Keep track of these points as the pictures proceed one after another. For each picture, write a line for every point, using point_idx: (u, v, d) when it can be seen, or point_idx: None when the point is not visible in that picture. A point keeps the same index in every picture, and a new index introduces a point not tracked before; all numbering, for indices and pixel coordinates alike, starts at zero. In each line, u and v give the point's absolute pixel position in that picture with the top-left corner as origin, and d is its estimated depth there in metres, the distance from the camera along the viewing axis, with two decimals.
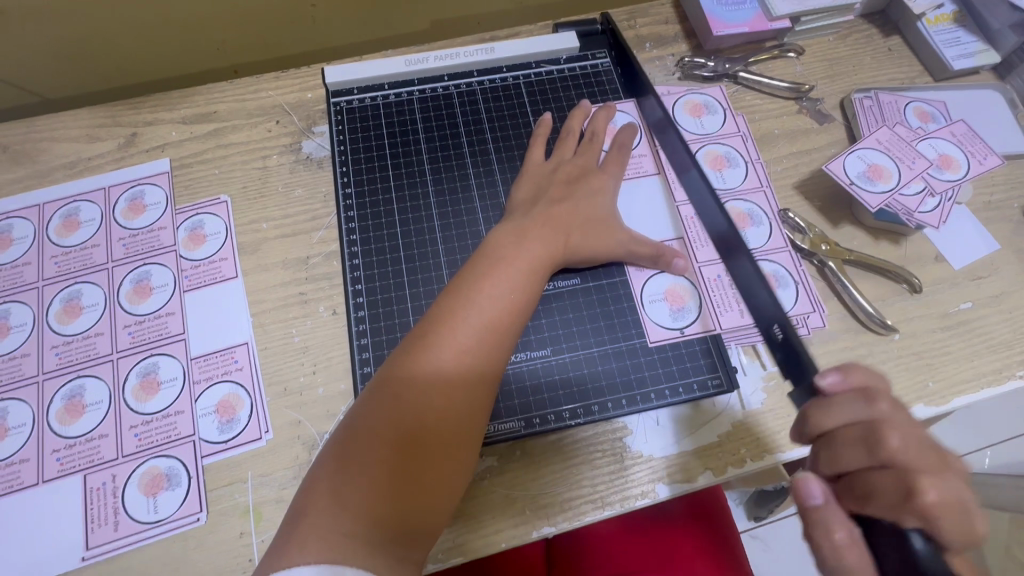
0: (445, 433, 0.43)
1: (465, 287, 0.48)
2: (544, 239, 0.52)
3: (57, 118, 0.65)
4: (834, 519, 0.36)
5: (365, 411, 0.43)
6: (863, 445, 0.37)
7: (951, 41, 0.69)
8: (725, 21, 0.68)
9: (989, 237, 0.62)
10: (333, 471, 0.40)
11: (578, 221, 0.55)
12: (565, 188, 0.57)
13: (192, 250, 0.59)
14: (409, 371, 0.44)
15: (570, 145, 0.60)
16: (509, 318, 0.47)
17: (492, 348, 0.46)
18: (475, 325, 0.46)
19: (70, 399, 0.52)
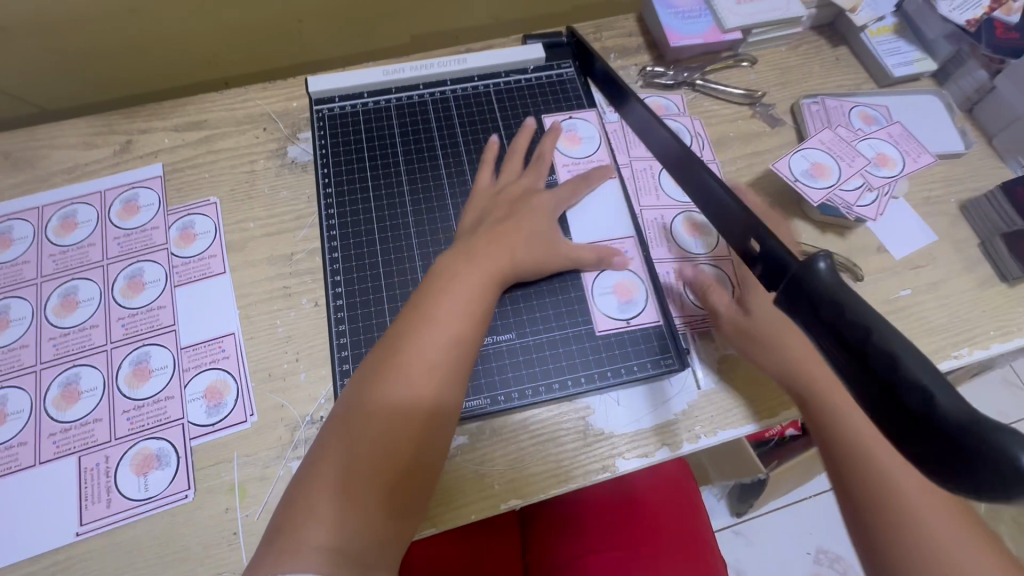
0: (420, 440, 0.46)
1: (426, 305, 0.50)
2: (492, 254, 0.54)
3: (57, 126, 0.69)
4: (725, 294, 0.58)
5: (340, 430, 0.45)
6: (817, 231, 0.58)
7: (891, 50, 0.75)
8: (682, 33, 0.74)
9: (928, 229, 0.66)
10: (315, 484, 0.43)
11: (523, 234, 0.57)
12: (507, 208, 0.59)
13: (183, 247, 0.63)
14: (377, 389, 0.46)
15: (513, 167, 0.64)
16: (469, 329, 0.50)
17: (457, 357, 0.49)
18: (438, 340, 0.48)
19: (66, 386, 0.55)
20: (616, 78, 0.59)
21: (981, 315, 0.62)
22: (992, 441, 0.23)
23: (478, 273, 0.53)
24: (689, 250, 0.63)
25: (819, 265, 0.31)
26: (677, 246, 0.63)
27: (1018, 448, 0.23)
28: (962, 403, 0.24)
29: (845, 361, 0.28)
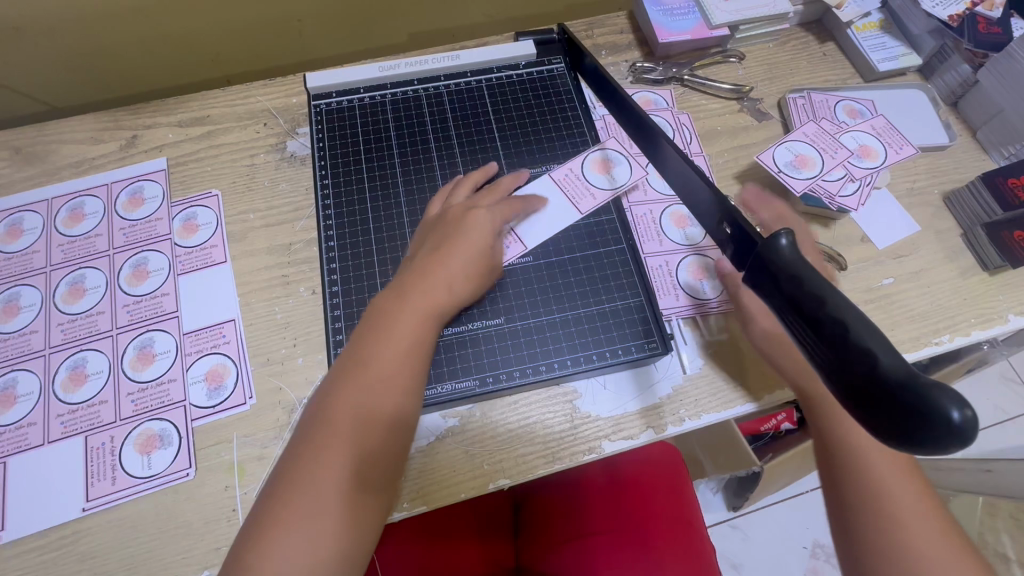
0: (371, 465, 0.46)
1: (374, 330, 0.50)
2: (439, 277, 0.52)
3: (66, 122, 0.71)
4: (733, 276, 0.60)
5: (290, 461, 0.45)
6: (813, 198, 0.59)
7: (877, 45, 0.76)
8: (671, 30, 0.76)
9: (911, 219, 0.68)
10: (269, 513, 0.43)
11: (458, 253, 0.54)
12: (443, 232, 0.56)
13: (186, 238, 0.65)
14: (326, 416, 0.46)
15: (464, 189, 0.62)
16: (415, 356, 0.49)
17: (405, 384, 0.48)
18: (385, 366, 0.48)
19: (73, 369, 0.58)
20: (614, 81, 0.58)
21: (962, 302, 0.63)
22: (931, 396, 0.24)
23: (428, 296, 0.51)
24: (677, 241, 0.65)
25: (781, 241, 0.33)
26: (666, 238, 0.65)
27: (950, 404, 0.24)
28: (900, 362, 0.26)
29: (805, 330, 0.30)
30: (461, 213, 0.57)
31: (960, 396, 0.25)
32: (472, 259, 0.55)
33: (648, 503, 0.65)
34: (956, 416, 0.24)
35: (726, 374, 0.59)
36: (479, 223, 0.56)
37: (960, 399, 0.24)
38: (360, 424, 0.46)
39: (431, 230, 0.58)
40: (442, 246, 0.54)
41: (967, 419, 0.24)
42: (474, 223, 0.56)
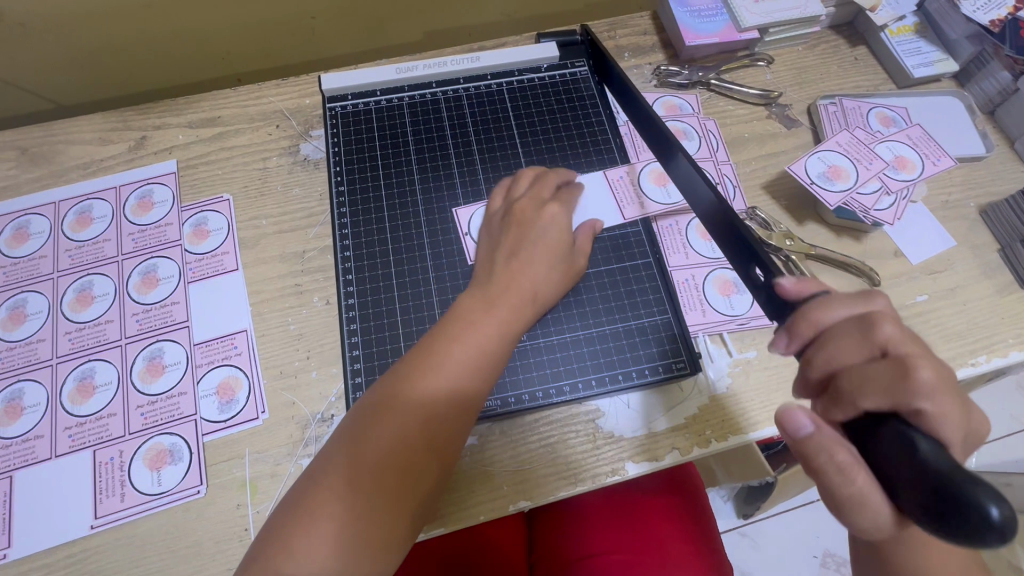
0: (416, 470, 0.44)
1: (444, 332, 0.49)
2: (516, 287, 0.53)
3: (73, 122, 0.69)
4: (833, 440, 0.34)
5: (337, 448, 0.43)
6: (857, 333, 0.37)
7: (912, 51, 0.73)
8: (698, 32, 0.73)
9: (946, 233, 0.65)
10: (309, 500, 0.41)
11: (535, 250, 0.55)
12: (514, 231, 0.56)
13: (196, 244, 0.63)
14: (384, 412, 0.44)
15: (525, 181, 0.61)
16: (483, 368, 0.48)
17: (469, 394, 0.47)
18: (450, 372, 0.47)
19: (81, 380, 0.56)
20: (634, 92, 0.61)
21: (999, 321, 0.61)
22: (969, 492, 0.27)
23: (504, 306, 0.51)
24: (704, 254, 0.63)
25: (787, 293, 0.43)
26: (692, 251, 0.63)
27: (988, 500, 0.27)
28: (944, 455, 0.30)
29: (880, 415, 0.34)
30: (529, 210, 0.57)
31: (999, 492, 0.27)
32: (550, 266, 0.55)
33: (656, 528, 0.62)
34: (995, 513, 0.27)
35: (754, 394, 0.56)
36: (552, 217, 0.57)
37: (998, 495, 0.27)
38: (416, 426, 0.44)
39: (503, 229, 0.57)
40: (521, 247, 0.55)
41: (1006, 516, 0.27)
42: (549, 220, 0.57)
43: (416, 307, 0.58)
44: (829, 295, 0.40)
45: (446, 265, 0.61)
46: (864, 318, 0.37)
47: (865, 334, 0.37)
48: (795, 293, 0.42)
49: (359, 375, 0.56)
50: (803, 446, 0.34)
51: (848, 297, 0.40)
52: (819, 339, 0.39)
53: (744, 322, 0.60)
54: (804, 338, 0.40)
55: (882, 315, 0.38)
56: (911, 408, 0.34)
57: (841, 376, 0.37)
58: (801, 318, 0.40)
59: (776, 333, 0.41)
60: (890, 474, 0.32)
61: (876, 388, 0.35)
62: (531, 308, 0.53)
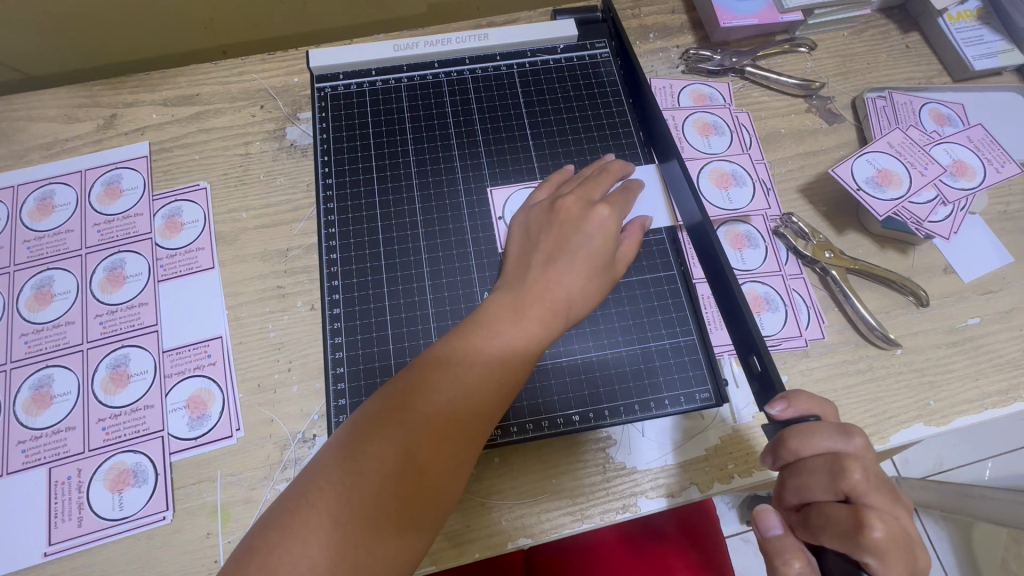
0: (419, 497, 0.37)
1: (460, 339, 0.42)
2: (551, 291, 0.44)
3: (37, 96, 0.63)
4: (795, 547, 0.36)
5: (326, 464, 0.36)
6: (826, 475, 0.35)
7: (973, 40, 0.65)
8: (734, 11, 0.65)
9: (1003, 248, 0.58)
10: (290, 523, 0.34)
11: (581, 257, 0.46)
12: (558, 235, 0.47)
13: (168, 238, 0.57)
14: (385, 426, 0.38)
15: (574, 182, 0.52)
16: (504, 387, 0.41)
17: (487, 413, 0.40)
18: (463, 388, 0.40)
19: (37, 389, 0.51)
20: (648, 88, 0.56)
21: None
22: None
23: (531, 318, 0.43)
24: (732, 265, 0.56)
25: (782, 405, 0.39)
26: None
27: None
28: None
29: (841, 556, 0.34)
30: (575, 205, 0.49)
31: None
32: (588, 276, 0.46)
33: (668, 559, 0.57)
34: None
35: None
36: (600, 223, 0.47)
37: None
38: (423, 447, 0.37)
39: (543, 227, 0.48)
40: (559, 256, 0.46)
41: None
42: (596, 224, 0.47)
43: (409, 319, 0.52)
44: (817, 422, 0.37)
45: (444, 272, 0.54)
46: (836, 460, 0.35)
47: (834, 477, 0.35)
48: (783, 417, 0.39)
49: (343, 396, 0.50)
50: (765, 548, 0.37)
51: (831, 428, 0.37)
52: (795, 467, 0.37)
53: (775, 342, 0.54)
54: (781, 460, 0.38)
55: (859, 458, 0.35)
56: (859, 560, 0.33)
57: (814, 509, 0.36)
58: (780, 443, 0.37)
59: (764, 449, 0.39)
60: None
61: (834, 530, 0.34)
62: (562, 324, 0.45)
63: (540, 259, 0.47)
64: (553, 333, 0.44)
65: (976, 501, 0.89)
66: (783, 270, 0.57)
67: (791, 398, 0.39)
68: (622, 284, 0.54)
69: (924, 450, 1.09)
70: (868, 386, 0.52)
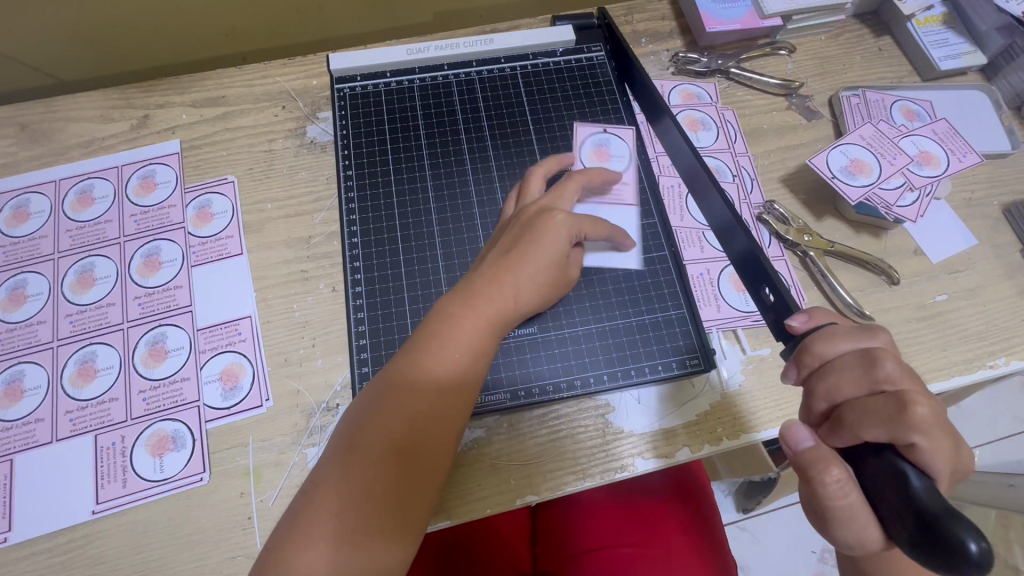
0: (407, 491, 0.42)
1: (412, 356, 0.46)
2: (492, 303, 0.48)
3: (75, 98, 0.68)
4: (829, 455, 0.34)
5: (321, 477, 0.42)
6: (859, 367, 0.35)
7: (939, 42, 0.71)
8: (719, 18, 0.71)
9: (968, 232, 0.63)
10: (300, 526, 0.40)
11: (539, 261, 0.50)
12: (513, 239, 0.52)
13: (200, 227, 0.62)
14: (361, 439, 0.43)
15: (534, 190, 0.57)
16: (464, 387, 0.46)
17: (454, 411, 0.45)
18: (422, 398, 0.44)
19: (82, 363, 0.55)
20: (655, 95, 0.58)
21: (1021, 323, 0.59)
22: (951, 528, 0.28)
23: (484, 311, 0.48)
24: (719, 248, 0.61)
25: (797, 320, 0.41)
26: (707, 245, 0.61)
27: (968, 535, 0.28)
28: (936, 494, 0.30)
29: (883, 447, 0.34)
30: (531, 218, 0.52)
31: (977, 527, 0.28)
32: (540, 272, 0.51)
33: (663, 524, 0.61)
34: (974, 548, 0.27)
35: (770, 392, 0.55)
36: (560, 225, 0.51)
37: (977, 531, 0.28)
38: (400, 452, 0.42)
39: (505, 234, 0.53)
40: (515, 251, 0.50)
41: (984, 551, 0.27)
42: (551, 226, 0.51)
43: (425, 296, 0.57)
44: (833, 327, 0.38)
45: (456, 254, 0.59)
46: (859, 353, 0.36)
47: (865, 369, 0.35)
48: (803, 329, 0.40)
49: (366, 365, 0.55)
50: (799, 461, 0.35)
51: (852, 329, 0.38)
52: (820, 372, 0.37)
53: (759, 319, 0.58)
54: (806, 368, 0.38)
55: (885, 350, 0.36)
56: (905, 442, 0.33)
57: (844, 409, 0.35)
58: (805, 350, 0.38)
59: (785, 363, 0.39)
60: (884, 506, 0.32)
61: (875, 420, 0.34)
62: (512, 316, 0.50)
63: (482, 276, 0.50)
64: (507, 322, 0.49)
65: None
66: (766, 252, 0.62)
67: (812, 313, 0.40)
68: (617, 265, 0.59)
69: None
70: None
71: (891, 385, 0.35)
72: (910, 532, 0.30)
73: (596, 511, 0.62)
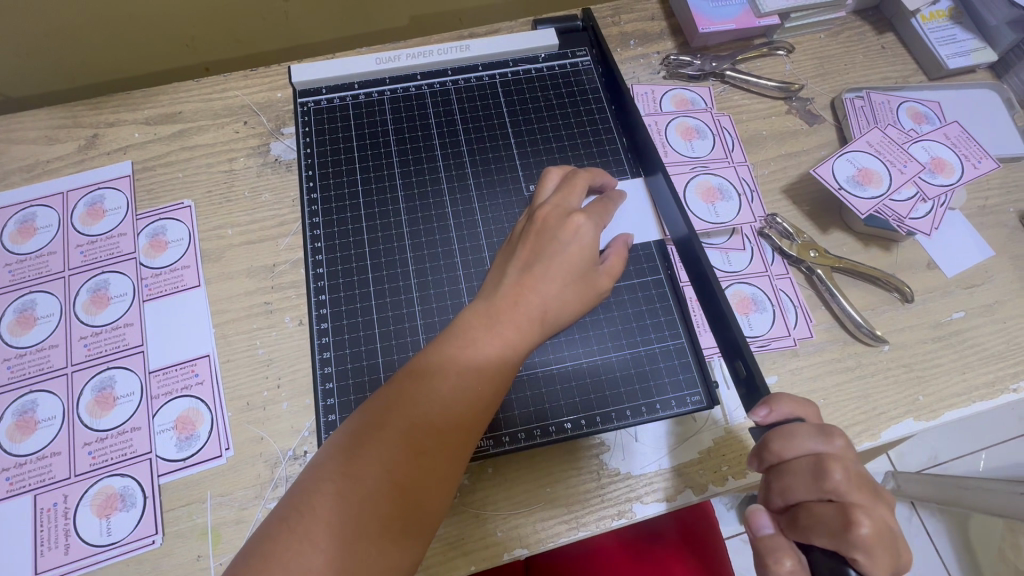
0: (416, 503, 0.36)
1: (445, 350, 0.42)
2: (518, 321, 0.44)
3: (17, 118, 0.62)
4: (784, 546, 0.36)
5: (316, 479, 0.36)
6: (809, 475, 0.36)
7: (945, 39, 0.67)
8: (712, 17, 0.66)
9: (983, 243, 0.59)
10: (281, 540, 0.33)
11: (561, 272, 0.46)
12: (533, 244, 0.48)
13: (153, 257, 0.56)
14: (376, 438, 0.37)
15: (550, 185, 0.52)
16: (488, 385, 0.41)
17: (475, 414, 0.40)
18: (449, 399, 0.39)
19: (21, 415, 0.50)
20: (624, 87, 0.59)
21: None
22: None
23: (508, 326, 0.43)
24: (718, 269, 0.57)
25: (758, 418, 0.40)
26: None
27: None
28: None
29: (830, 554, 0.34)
30: (548, 225, 0.48)
31: None
32: (564, 284, 0.46)
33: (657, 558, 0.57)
34: None
35: None
36: (578, 236, 0.48)
37: None
38: (408, 461, 0.37)
39: (522, 238, 0.49)
40: (535, 264, 0.46)
41: None
42: (571, 235, 0.47)
43: (398, 331, 0.52)
44: (798, 424, 0.38)
45: (432, 282, 0.54)
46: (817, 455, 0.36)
47: (816, 478, 0.35)
48: (766, 422, 0.39)
49: (332, 412, 0.50)
50: (757, 547, 0.37)
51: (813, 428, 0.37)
52: (779, 469, 0.38)
53: (764, 344, 0.54)
54: (765, 463, 0.38)
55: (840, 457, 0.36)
56: (849, 556, 0.33)
57: (798, 510, 0.36)
58: (764, 445, 0.38)
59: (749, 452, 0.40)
60: None
61: (823, 529, 0.34)
62: (539, 331, 0.45)
63: (499, 293, 0.45)
64: (529, 340, 0.44)
65: (972, 494, 0.92)
66: (770, 271, 0.57)
67: (773, 404, 0.39)
68: (611, 292, 0.54)
69: (920, 446, 1.14)
70: (857, 383, 0.53)
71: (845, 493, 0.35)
72: None
73: (604, 559, 0.57)
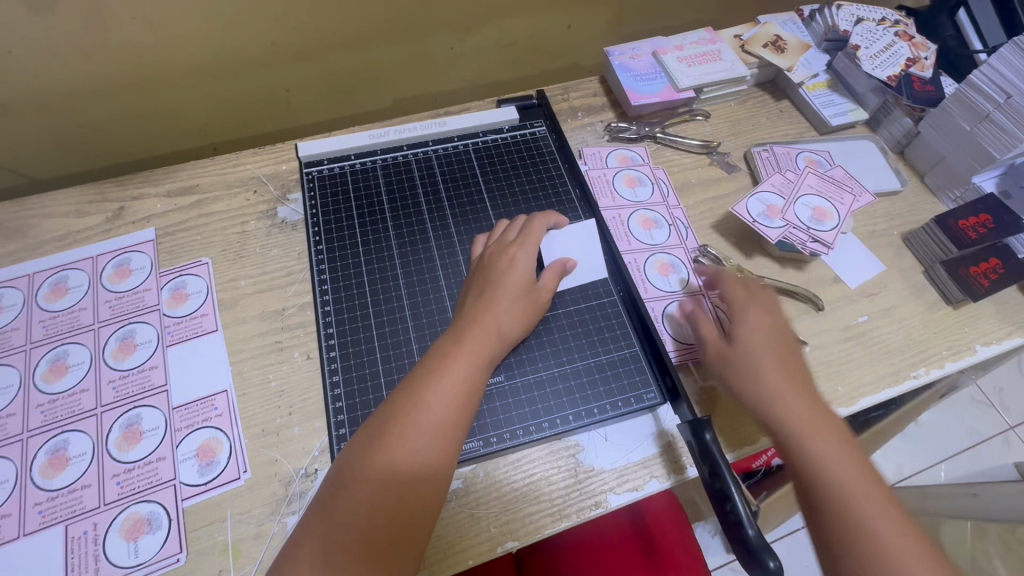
0: (394, 543, 0.45)
1: (400, 411, 0.49)
2: (481, 339, 0.55)
3: (50, 196, 0.71)
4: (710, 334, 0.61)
5: (307, 537, 0.44)
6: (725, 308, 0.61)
7: (828, 102, 0.83)
8: (642, 92, 0.81)
9: (876, 259, 0.72)
10: (300, 552, 0.43)
11: (510, 293, 0.58)
12: (483, 273, 0.60)
13: (174, 308, 0.64)
14: (350, 496, 0.45)
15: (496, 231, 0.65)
16: (459, 413, 0.50)
17: (445, 449, 0.49)
18: (410, 454, 0.47)
19: (54, 453, 0.55)
20: (570, 150, 0.75)
21: (934, 335, 0.67)
22: (760, 554, 0.44)
23: (472, 345, 0.54)
24: (662, 289, 0.68)
25: (705, 433, 0.51)
26: (652, 286, 0.68)
27: (768, 557, 0.44)
28: (750, 514, 0.46)
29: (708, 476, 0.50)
30: (493, 259, 0.61)
31: (775, 552, 0.44)
32: (514, 302, 0.58)
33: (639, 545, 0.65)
34: (771, 564, 0.43)
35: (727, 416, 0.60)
36: (518, 268, 0.60)
37: (775, 554, 0.44)
38: (379, 511, 0.45)
39: (476, 273, 0.61)
40: (486, 290, 0.58)
41: (777, 566, 0.43)
42: (508, 265, 0.60)
43: (397, 356, 0.60)
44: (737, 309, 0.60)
45: (423, 312, 0.63)
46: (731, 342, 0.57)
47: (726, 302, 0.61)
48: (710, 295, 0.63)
49: (343, 426, 0.57)
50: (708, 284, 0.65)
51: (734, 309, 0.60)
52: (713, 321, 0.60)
53: None
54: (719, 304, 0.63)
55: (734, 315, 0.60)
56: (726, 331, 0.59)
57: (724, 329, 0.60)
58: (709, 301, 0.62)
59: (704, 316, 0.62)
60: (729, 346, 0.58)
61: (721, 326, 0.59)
62: (498, 344, 0.56)
63: (465, 317, 0.57)
64: (491, 353, 0.55)
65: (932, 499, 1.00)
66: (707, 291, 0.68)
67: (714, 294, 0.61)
68: (567, 312, 0.64)
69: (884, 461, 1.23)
70: None
71: (764, 368, 0.54)
72: (735, 548, 0.46)
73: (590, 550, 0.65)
